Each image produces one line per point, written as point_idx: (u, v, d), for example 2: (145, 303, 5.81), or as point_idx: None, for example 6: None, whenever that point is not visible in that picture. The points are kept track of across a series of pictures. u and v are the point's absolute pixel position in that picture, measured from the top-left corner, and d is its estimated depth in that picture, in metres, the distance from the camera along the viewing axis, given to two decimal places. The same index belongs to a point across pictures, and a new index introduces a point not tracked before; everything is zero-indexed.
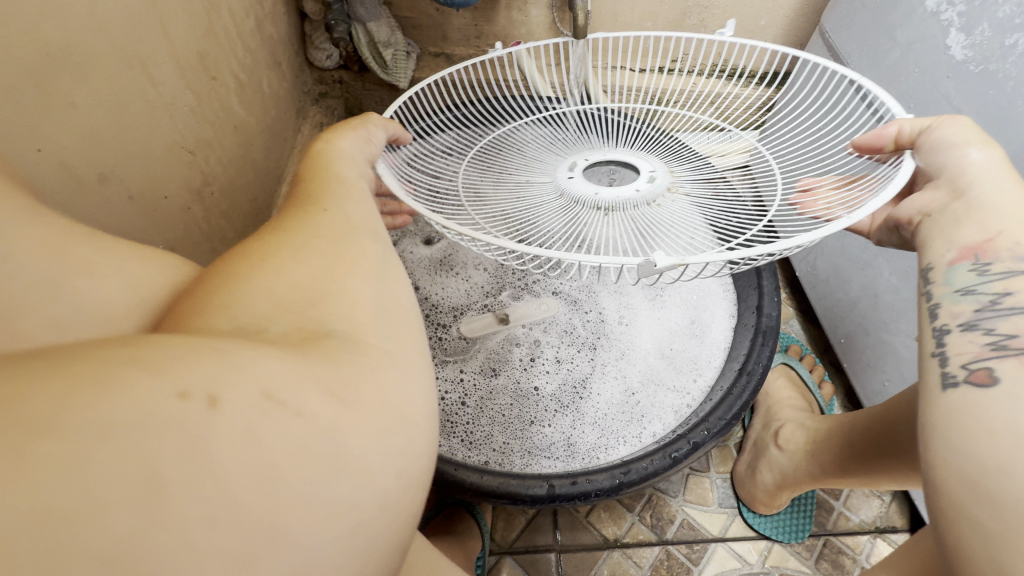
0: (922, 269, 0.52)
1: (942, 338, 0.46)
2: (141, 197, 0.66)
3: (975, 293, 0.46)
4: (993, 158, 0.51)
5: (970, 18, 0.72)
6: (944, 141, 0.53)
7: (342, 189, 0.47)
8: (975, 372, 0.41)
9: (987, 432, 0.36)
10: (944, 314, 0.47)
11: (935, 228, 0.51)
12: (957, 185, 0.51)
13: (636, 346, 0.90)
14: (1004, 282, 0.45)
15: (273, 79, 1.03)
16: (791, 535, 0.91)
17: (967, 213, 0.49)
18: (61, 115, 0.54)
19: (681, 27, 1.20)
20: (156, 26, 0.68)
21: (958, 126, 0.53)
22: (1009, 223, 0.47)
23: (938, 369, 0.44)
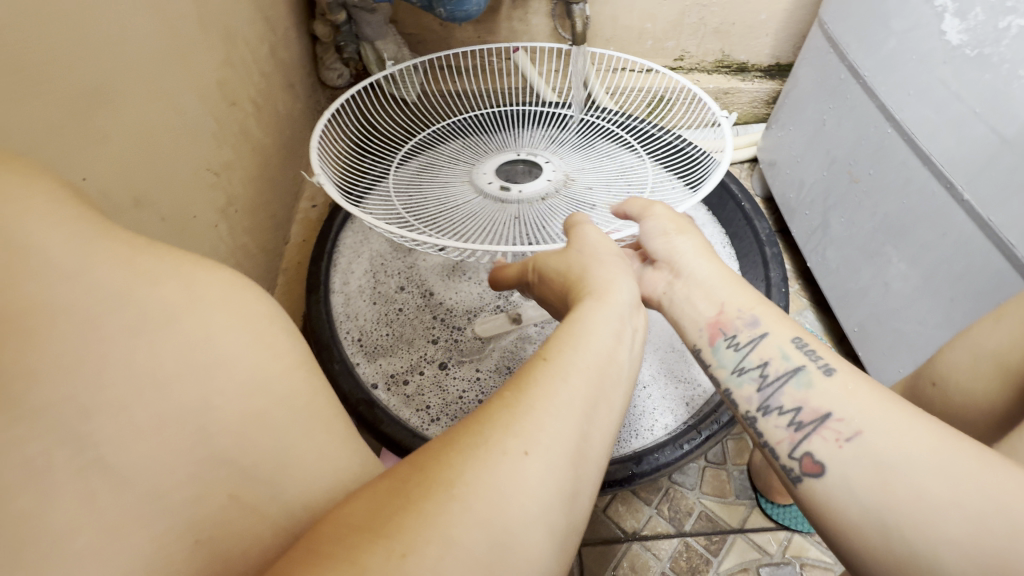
0: (693, 349, 0.60)
1: (756, 426, 0.52)
2: (172, 219, 0.71)
3: (747, 371, 0.54)
4: (690, 240, 0.64)
5: (964, 2, 0.73)
6: (651, 230, 0.66)
7: (569, 385, 0.39)
8: (804, 461, 0.46)
9: (858, 529, 0.40)
10: (740, 399, 0.54)
11: (680, 307, 0.62)
12: (675, 268, 0.63)
13: (646, 341, 0.92)
14: (758, 353, 0.54)
15: (288, 101, 1.08)
16: (812, 524, 0.91)
17: (693, 292, 0.61)
18: (99, 147, 0.59)
19: (680, 26, 1.22)
20: (178, 60, 0.73)
21: (659, 215, 0.66)
22: (727, 295, 0.59)
23: (778, 463, 0.49)
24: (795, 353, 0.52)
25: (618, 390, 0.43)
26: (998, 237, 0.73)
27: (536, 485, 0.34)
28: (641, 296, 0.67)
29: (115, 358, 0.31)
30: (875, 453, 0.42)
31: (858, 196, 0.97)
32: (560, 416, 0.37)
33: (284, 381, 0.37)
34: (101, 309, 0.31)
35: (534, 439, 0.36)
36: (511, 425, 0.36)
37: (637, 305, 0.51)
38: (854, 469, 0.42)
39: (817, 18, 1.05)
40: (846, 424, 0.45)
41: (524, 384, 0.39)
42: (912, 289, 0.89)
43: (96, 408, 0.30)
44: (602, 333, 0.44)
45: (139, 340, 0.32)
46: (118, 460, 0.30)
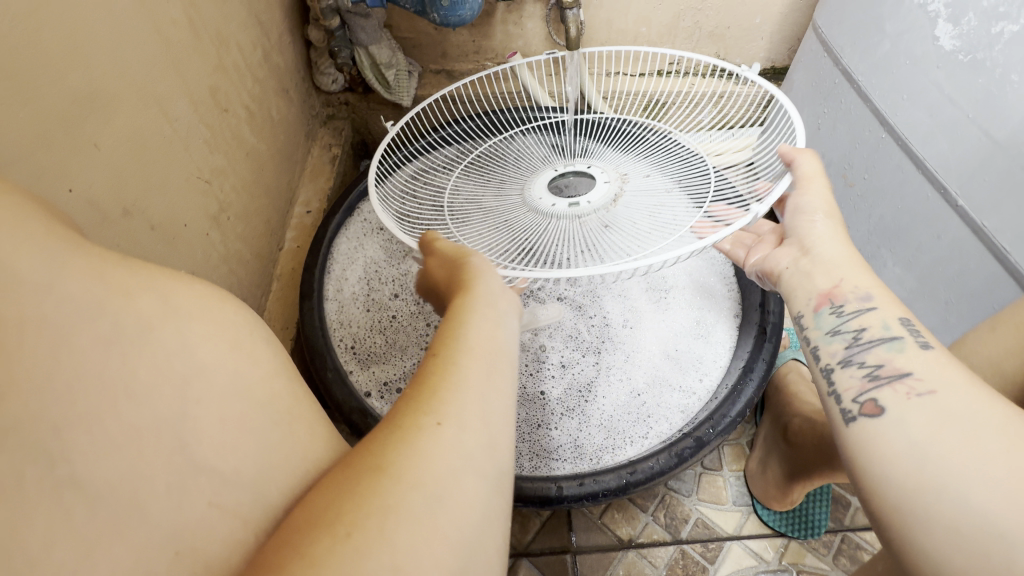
0: (796, 316, 0.61)
1: (830, 376, 0.54)
2: (162, 227, 0.70)
3: (841, 333, 0.55)
4: (832, 224, 0.64)
5: (956, 8, 0.73)
6: (802, 206, 0.67)
7: (464, 366, 0.40)
8: (866, 405, 0.49)
9: (894, 463, 0.42)
10: (824, 354, 0.56)
11: (796, 281, 0.63)
12: (804, 245, 0.64)
13: (641, 349, 0.91)
14: (859, 320, 0.55)
15: (281, 106, 1.08)
16: (806, 531, 0.91)
17: (814, 268, 0.62)
18: (87, 155, 0.59)
19: (676, 30, 1.21)
20: (169, 66, 0.73)
21: (816, 192, 0.67)
22: (848, 273, 0.59)
23: (836, 406, 0.52)
24: (897, 326, 0.53)
25: (512, 367, 0.44)
26: (992, 242, 0.72)
27: (511, 474, 0.36)
28: (765, 271, 0.70)
29: (91, 368, 0.29)
30: (945, 407, 0.43)
31: (853, 200, 0.97)
32: (465, 388, 0.39)
33: (260, 392, 0.36)
34: (78, 322, 0.29)
35: (447, 411, 0.37)
36: (424, 404, 0.37)
37: (508, 291, 0.53)
38: (913, 415, 0.44)
39: (812, 22, 1.05)
40: (923, 383, 0.46)
41: (422, 380, 0.40)
42: (907, 294, 0.89)
43: (71, 421, 0.28)
44: (480, 320, 0.46)
45: (114, 350, 0.30)
46: (91, 472, 0.28)
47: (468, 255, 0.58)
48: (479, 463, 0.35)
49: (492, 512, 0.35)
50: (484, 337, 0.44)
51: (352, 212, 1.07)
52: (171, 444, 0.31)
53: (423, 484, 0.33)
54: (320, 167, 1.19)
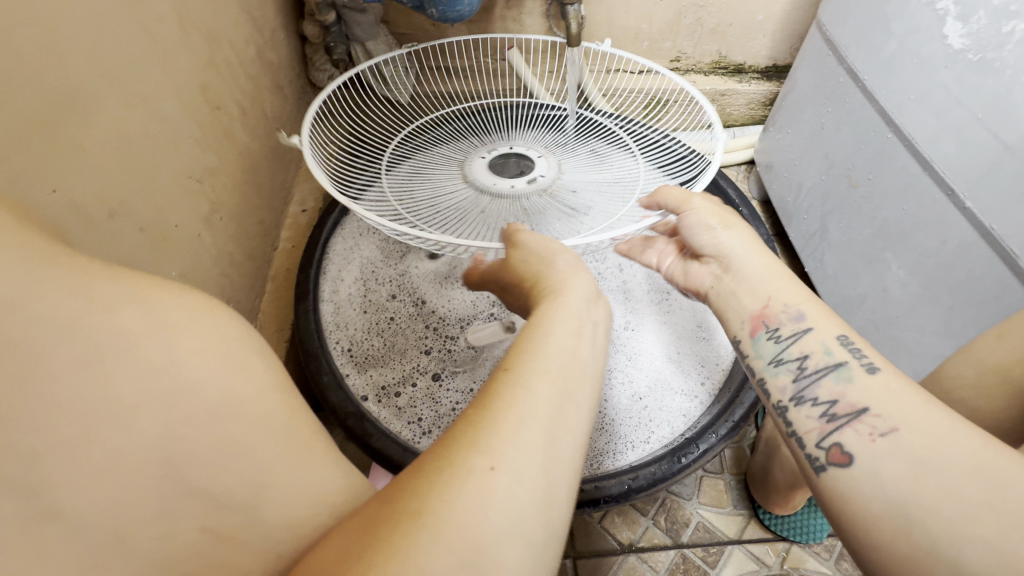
0: (735, 341, 0.60)
1: (785, 416, 0.52)
2: (150, 229, 0.68)
3: (785, 362, 0.54)
4: (737, 236, 0.63)
5: (965, 6, 0.71)
6: (694, 225, 0.66)
7: (532, 391, 0.38)
8: (832, 451, 0.45)
9: (878, 521, 0.40)
10: (774, 389, 0.54)
11: (726, 300, 0.62)
12: (724, 261, 0.63)
13: (643, 351, 0.90)
14: (799, 346, 0.53)
15: (276, 103, 1.05)
16: (809, 535, 0.90)
17: (739, 285, 0.61)
18: (68, 157, 0.57)
19: (677, 27, 1.20)
20: (157, 63, 0.70)
21: (700, 209, 0.66)
22: (774, 290, 0.58)
23: (802, 452, 0.49)
24: (838, 350, 0.51)
25: (586, 391, 0.42)
26: (999, 246, 0.71)
27: (527, 494, 0.34)
28: (692, 287, 0.69)
29: (67, 395, 0.28)
30: (913, 451, 0.40)
31: (857, 202, 0.96)
32: (526, 423, 0.36)
33: (258, 403, 0.34)
34: (56, 341, 0.28)
35: (501, 453, 0.35)
36: (475, 442, 0.35)
37: (598, 300, 0.52)
38: (884, 462, 0.41)
39: (816, 22, 1.04)
40: (883, 420, 0.44)
41: (486, 399, 0.38)
42: (911, 297, 0.88)
43: (50, 450, 0.27)
44: (560, 333, 0.44)
45: (93, 371, 0.29)
46: (71, 501, 0.27)
47: (577, 267, 0.56)
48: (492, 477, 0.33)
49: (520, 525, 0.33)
50: None
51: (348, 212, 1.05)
52: (160, 464, 0.30)
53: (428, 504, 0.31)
54: None
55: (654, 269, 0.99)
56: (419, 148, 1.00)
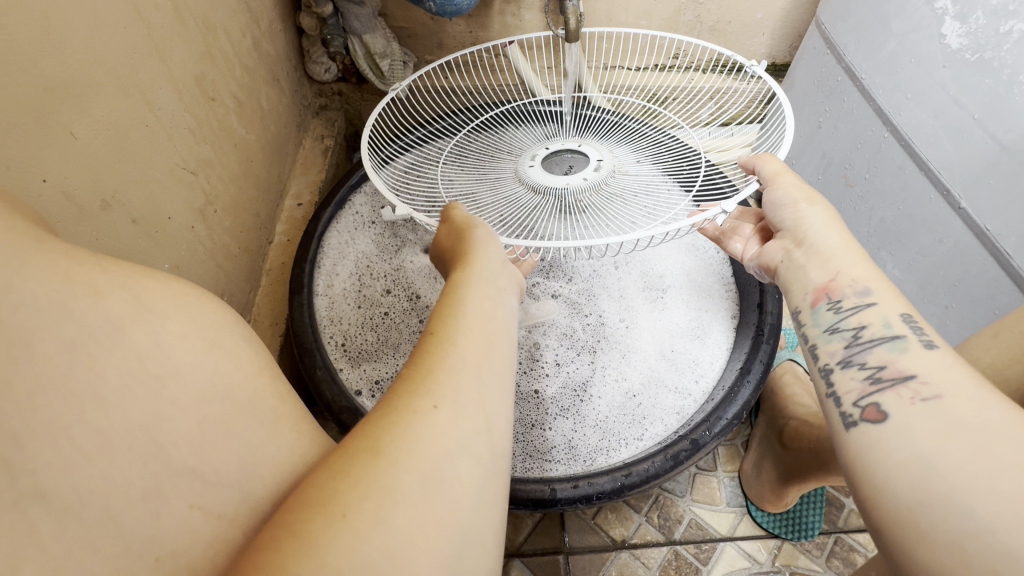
0: (794, 311, 0.61)
1: (830, 377, 0.54)
2: (145, 221, 0.68)
3: (840, 331, 0.55)
4: (820, 212, 0.63)
5: (964, 5, 0.71)
6: (780, 200, 0.66)
7: (460, 346, 0.40)
8: (867, 409, 0.48)
9: (896, 472, 0.41)
10: (824, 353, 0.56)
11: (793, 274, 0.62)
12: (796, 237, 0.64)
13: (637, 348, 0.90)
14: (858, 317, 0.54)
15: (272, 95, 1.05)
16: (801, 533, 0.91)
17: (809, 260, 0.61)
18: (63, 146, 0.56)
19: (677, 24, 1.19)
20: (152, 53, 0.70)
21: (788, 185, 0.65)
22: (845, 265, 0.58)
23: (836, 409, 0.51)
24: (898, 324, 0.52)
25: (505, 341, 0.45)
26: (995, 245, 0.71)
27: (450, 412, 0.36)
28: (763, 265, 0.69)
29: (51, 375, 0.27)
30: (950, 413, 0.42)
31: (853, 201, 0.96)
32: (459, 371, 0.39)
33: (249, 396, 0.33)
34: (44, 328, 0.28)
35: (443, 393, 0.37)
36: (416, 389, 0.37)
37: (504, 265, 0.55)
38: (917, 420, 0.43)
39: (817, 21, 1.02)
40: (927, 387, 0.45)
41: (419, 362, 0.39)
42: (906, 296, 0.88)
43: (35, 430, 0.26)
44: (476, 298, 0.46)
45: (78, 354, 0.28)
46: (57, 483, 0.26)
47: (488, 238, 0.57)
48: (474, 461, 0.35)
49: (488, 494, 0.35)
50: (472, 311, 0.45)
51: (343, 206, 1.05)
52: (145, 448, 0.29)
53: (423, 484, 0.32)
54: (311, 159, 1.16)
55: (647, 267, 1.00)
56: (466, 149, 1.00)
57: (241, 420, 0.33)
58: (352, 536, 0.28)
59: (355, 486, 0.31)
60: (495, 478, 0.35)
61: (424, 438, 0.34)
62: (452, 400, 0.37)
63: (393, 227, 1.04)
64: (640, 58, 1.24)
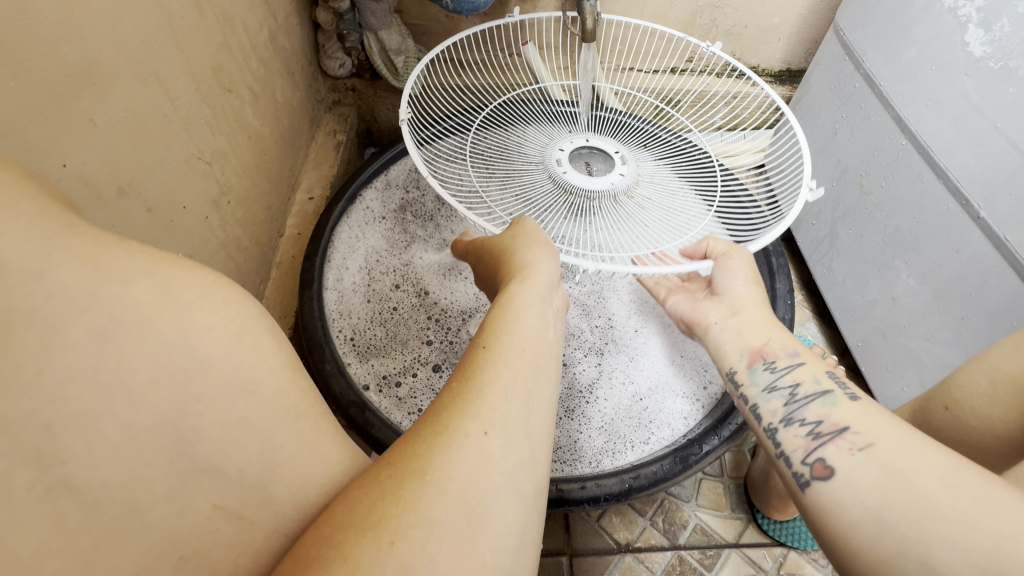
0: (728, 373, 0.60)
1: (774, 437, 0.53)
2: (159, 210, 0.68)
3: (778, 389, 0.55)
4: (755, 292, 0.64)
5: (988, 13, 0.71)
6: (730, 268, 0.66)
7: (511, 368, 0.41)
8: (816, 466, 0.47)
9: (857, 530, 0.41)
10: (765, 413, 0.55)
11: (725, 337, 0.63)
12: (734, 306, 0.64)
13: (648, 352, 0.89)
14: (792, 376, 0.55)
15: (286, 89, 1.05)
16: (808, 542, 0.89)
17: (744, 327, 0.62)
18: (82, 132, 0.56)
19: (692, 27, 1.18)
20: (172, 42, 0.70)
21: (741, 256, 0.66)
22: (774, 333, 0.59)
23: (788, 470, 0.50)
24: (826, 380, 0.53)
25: (555, 368, 0.45)
26: (1014, 256, 0.70)
27: (497, 439, 0.36)
28: (692, 321, 0.69)
29: (85, 366, 0.27)
30: (889, 463, 0.43)
31: (869, 209, 0.95)
32: (511, 396, 0.39)
33: (271, 382, 0.33)
34: (74, 311, 0.27)
35: (492, 419, 0.37)
36: (467, 409, 0.37)
37: (558, 287, 0.56)
38: (863, 474, 0.43)
39: (836, 27, 1.01)
40: (862, 436, 0.46)
41: (470, 373, 0.40)
42: (920, 305, 0.87)
43: (66, 422, 0.26)
44: (530, 314, 0.47)
45: (110, 345, 0.28)
46: (88, 477, 0.26)
47: (548, 252, 0.59)
48: (501, 463, 0.35)
49: (510, 490, 0.35)
50: (521, 322, 0.45)
51: (354, 201, 1.04)
52: (171, 440, 0.29)
53: (447, 483, 0.33)
54: (323, 153, 1.17)
55: None
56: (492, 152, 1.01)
57: (267, 416, 0.32)
58: (378, 549, 0.30)
59: (391, 499, 0.32)
60: (516, 483, 0.36)
61: (452, 443, 0.35)
62: (469, 399, 0.38)
63: (403, 223, 1.04)
64: (654, 61, 1.24)
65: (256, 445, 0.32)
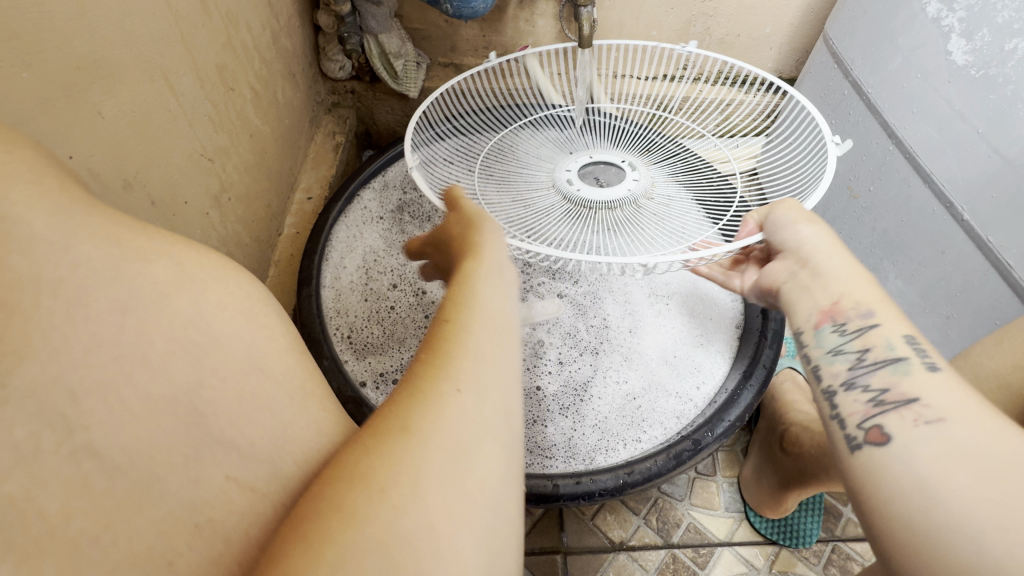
0: (795, 330, 0.58)
1: (831, 399, 0.52)
2: (163, 203, 0.69)
3: (844, 352, 0.53)
4: (822, 235, 0.60)
5: (970, 23, 0.73)
6: (786, 221, 0.63)
7: (511, 359, 0.41)
8: (871, 432, 0.46)
9: (901, 498, 0.40)
10: (826, 375, 0.53)
11: (796, 293, 0.59)
12: (802, 257, 0.60)
13: (641, 352, 0.90)
14: (862, 340, 0.52)
15: (287, 89, 1.06)
16: (799, 540, 0.91)
17: (814, 281, 0.58)
18: (90, 123, 0.57)
19: (686, 35, 1.21)
20: (177, 38, 0.71)
21: (793, 208, 0.64)
22: (847, 287, 0.55)
23: (839, 432, 0.49)
24: (902, 346, 0.50)
25: None
26: (997, 258, 0.73)
27: (498, 426, 0.37)
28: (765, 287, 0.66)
29: (106, 336, 0.28)
30: (955, 436, 0.41)
31: (858, 213, 0.97)
32: (511, 385, 0.40)
33: (277, 362, 0.34)
34: (91, 283, 0.28)
35: (494, 407, 0.38)
36: (469, 396, 0.38)
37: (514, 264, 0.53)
38: (923, 444, 0.42)
39: (825, 36, 1.04)
40: (930, 410, 0.44)
41: None
42: (908, 306, 0.89)
43: (88, 389, 0.27)
44: (487, 290, 0.45)
45: (130, 317, 0.29)
46: (109, 440, 0.27)
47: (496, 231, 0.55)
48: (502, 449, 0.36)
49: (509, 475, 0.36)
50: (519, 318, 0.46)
51: (352, 201, 1.05)
52: (186, 412, 0.30)
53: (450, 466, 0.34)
54: (322, 155, 1.18)
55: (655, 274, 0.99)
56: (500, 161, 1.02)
57: (273, 392, 0.33)
58: None
59: None
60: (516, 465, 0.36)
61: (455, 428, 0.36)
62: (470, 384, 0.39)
63: (401, 224, 1.05)
64: (648, 68, 1.26)
65: (264, 421, 0.32)
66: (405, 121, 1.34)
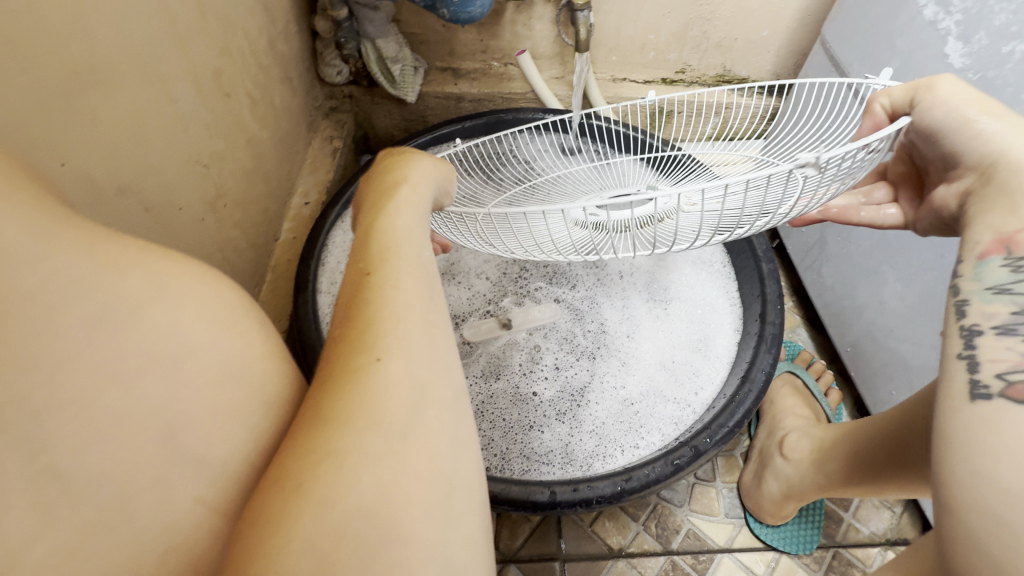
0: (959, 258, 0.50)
1: (967, 338, 0.45)
2: (158, 209, 0.69)
3: (1009, 293, 0.45)
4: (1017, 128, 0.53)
5: (967, 26, 0.73)
6: (973, 120, 0.56)
7: None
8: (1014, 387, 0.41)
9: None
10: (974, 312, 0.46)
11: (978, 212, 0.51)
12: (992, 165, 0.53)
13: (639, 358, 0.90)
14: None
15: (284, 95, 1.06)
16: (800, 546, 0.90)
17: (1005, 200, 0.50)
18: (83, 129, 0.57)
19: (683, 39, 1.21)
20: (173, 43, 0.71)
21: (964, 95, 0.57)
22: None
23: (964, 372, 0.44)
24: None
25: None
26: None
27: None
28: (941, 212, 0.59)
29: (76, 357, 0.30)
30: None
31: None
32: None
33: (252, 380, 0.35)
34: (61, 304, 0.29)
35: None
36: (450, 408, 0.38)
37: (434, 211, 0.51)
38: None
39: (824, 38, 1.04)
40: None
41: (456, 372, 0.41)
42: (908, 310, 0.88)
43: (54, 407, 0.29)
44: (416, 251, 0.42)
45: (94, 336, 0.30)
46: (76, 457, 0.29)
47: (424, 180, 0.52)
48: None
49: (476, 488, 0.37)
50: None
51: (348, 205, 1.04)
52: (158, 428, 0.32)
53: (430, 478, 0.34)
54: (320, 159, 1.17)
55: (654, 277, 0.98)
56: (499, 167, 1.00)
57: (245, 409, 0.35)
58: None
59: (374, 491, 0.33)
60: None
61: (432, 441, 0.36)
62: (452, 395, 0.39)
63: None
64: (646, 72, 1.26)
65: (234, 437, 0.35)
66: (403, 125, 1.35)
